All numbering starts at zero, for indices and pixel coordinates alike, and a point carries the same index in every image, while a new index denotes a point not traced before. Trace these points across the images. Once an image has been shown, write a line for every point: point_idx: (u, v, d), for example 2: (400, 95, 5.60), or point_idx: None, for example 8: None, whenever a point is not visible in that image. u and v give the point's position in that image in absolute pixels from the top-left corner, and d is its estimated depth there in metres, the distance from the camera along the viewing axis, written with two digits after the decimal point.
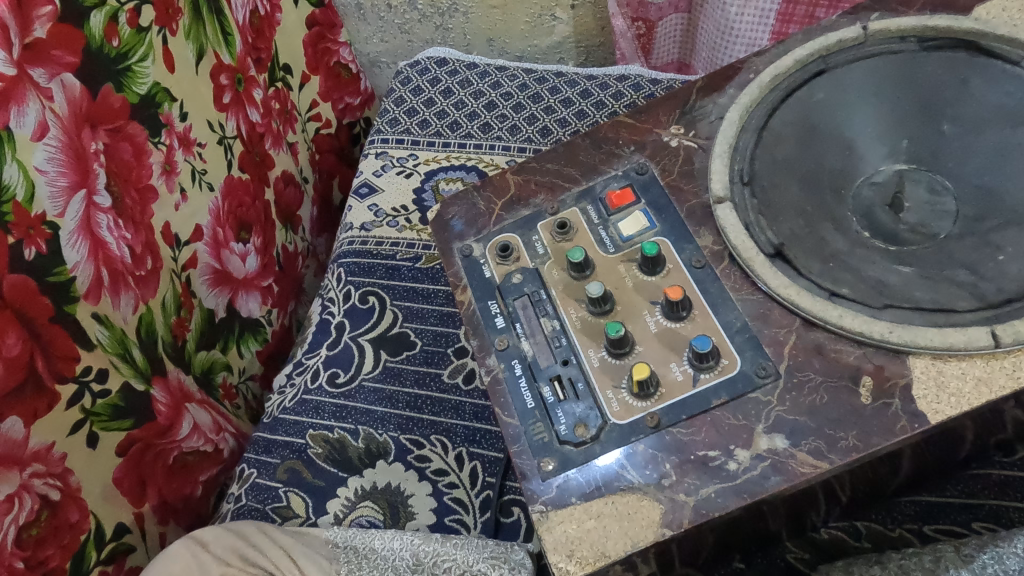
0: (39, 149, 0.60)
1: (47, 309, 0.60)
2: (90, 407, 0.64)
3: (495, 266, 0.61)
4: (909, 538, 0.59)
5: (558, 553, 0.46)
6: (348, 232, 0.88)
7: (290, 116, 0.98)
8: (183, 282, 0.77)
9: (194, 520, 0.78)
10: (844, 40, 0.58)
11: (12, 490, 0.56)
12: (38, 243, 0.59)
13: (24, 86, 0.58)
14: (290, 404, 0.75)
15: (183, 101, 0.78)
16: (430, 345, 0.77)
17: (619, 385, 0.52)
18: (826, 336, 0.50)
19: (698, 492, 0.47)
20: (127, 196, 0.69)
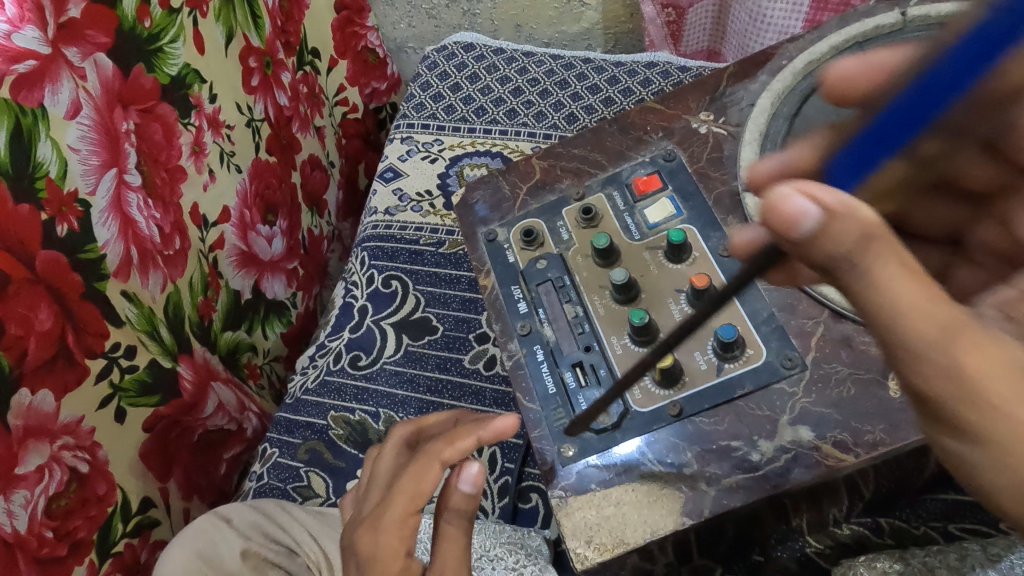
0: (73, 128, 0.60)
1: (78, 286, 0.61)
2: (119, 382, 0.65)
3: (519, 251, 0.61)
4: (933, 536, 0.58)
5: (576, 539, 0.46)
6: (372, 216, 0.88)
7: (317, 100, 0.99)
8: (210, 263, 0.78)
9: (217, 497, 0.79)
10: (881, 25, 0.57)
11: (42, 462, 0.57)
12: (70, 220, 0.60)
13: (58, 65, 0.59)
14: (312, 384, 0.76)
15: (213, 83, 0.78)
16: (452, 330, 0.77)
17: (642, 373, 0.52)
18: (854, 329, 0.49)
19: (719, 483, 0.46)
20: (156, 176, 0.70)
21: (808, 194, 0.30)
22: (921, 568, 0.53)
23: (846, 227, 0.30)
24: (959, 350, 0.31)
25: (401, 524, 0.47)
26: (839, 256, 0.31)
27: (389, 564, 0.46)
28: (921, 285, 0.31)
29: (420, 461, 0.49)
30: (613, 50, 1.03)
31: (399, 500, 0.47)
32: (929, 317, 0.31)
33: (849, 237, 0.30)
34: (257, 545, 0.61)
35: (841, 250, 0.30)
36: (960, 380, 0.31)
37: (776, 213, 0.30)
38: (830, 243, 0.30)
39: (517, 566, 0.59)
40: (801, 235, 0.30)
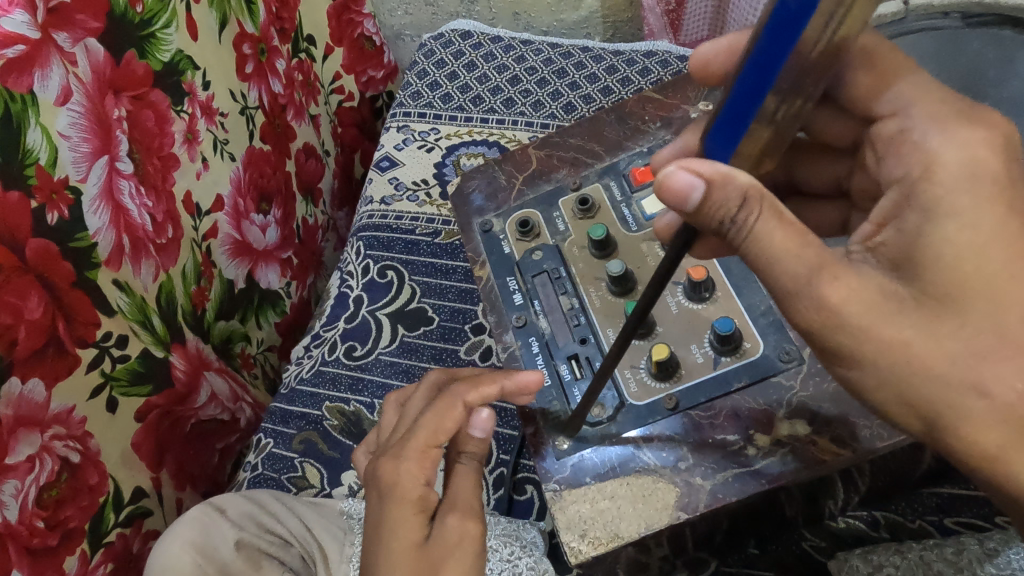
0: (63, 114, 0.60)
1: (69, 274, 0.60)
2: (111, 371, 0.64)
3: (515, 242, 0.60)
4: (929, 530, 0.58)
5: (570, 532, 0.46)
6: (367, 205, 0.87)
7: (312, 88, 0.98)
8: (203, 252, 0.78)
9: (210, 488, 0.79)
10: (883, 16, 0.56)
11: (33, 451, 0.57)
12: (60, 208, 0.59)
13: (48, 50, 0.58)
14: (306, 375, 0.76)
15: (206, 70, 0.77)
16: (448, 321, 0.76)
17: (638, 366, 0.52)
18: None
19: (715, 476, 0.46)
20: (148, 164, 0.70)
21: (691, 170, 0.35)
22: (917, 562, 0.54)
23: (729, 192, 0.34)
24: (825, 285, 0.36)
25: (423, 455, 0.48)
26: (727, 219, 0.35)
27: (409, 493, 0.46)
28: (796, 232, 0.36)
29: (448, 397, 0.49)
30: (612, 39, 1.03)
31: (424, 431, 0.48)
32: (800, 257, 0.36)
33: (733, 201, 0.35)
34: (251, 534, 0.60)
35: (725, 213, 0.35)
36: (830, 314, 0.36)
37: (667, 190, 0.35)
38: (714, 209, 0.35)
39: (512, 558, 0.58)
40: (691, 206, 0.35)
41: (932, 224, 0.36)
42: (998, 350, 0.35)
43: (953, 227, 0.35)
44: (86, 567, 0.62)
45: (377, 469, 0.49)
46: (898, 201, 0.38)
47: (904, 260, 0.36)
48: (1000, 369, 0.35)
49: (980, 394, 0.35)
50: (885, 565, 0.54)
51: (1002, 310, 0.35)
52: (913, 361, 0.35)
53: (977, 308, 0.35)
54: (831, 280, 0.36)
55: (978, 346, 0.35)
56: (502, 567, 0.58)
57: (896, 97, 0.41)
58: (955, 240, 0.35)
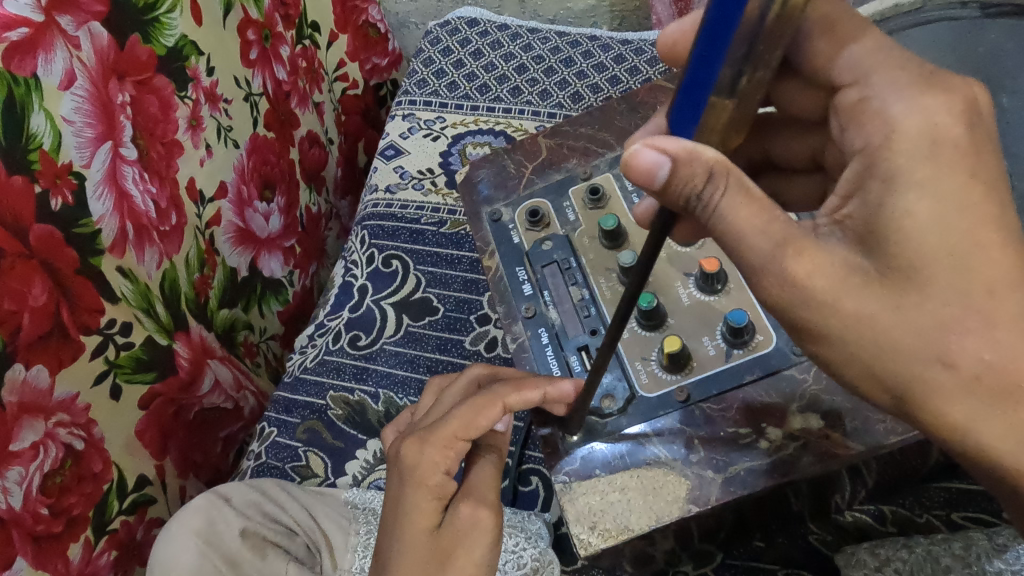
0: (66, 99, 0.59)
1: (73, 261, 0.60)
2: (115, 358, 0.64)
3: (524, 232, 0.60)
4: (936, 524, 0.58)
5: (580, 525, 0.46)
6: (372, 194, 0.87)
7: (317, 75, 0.97)
8: (207, 239, 0.77)
9: (213, 476, 0.79)
10: (900, 4, 0.56)
11: (36, 438, 0.57)
12: (64, 193, 0.59)
13: (51, 33, 0.58)
14: (310, 363, 0.75)
15: (210, 55, 0.77)
16: (453, 311, 0.76)
17: (649, 357, 0.52)
18: None
19: (727, 470, 0.46)
20: (152, 150, 0.69)
21: (658, 146, 0.33)
22: (925, 556, 0.54)
23: (694, 168, 0.32)
24: (789, 260, 0.34)
25: (448, 445, 0.47)
26: (693, 196, 0.34)
27: (428, 480, 0.46)
28: (761, 206, 0.34)
29: (487, 395, 0.48)
30: (619, 28, 1.02)
31: (454, 421, 0.47)
32: (764, 231, 0.34)
33: (699, 178, 0.33)
34: (256, 523, 0.60)
35: (692, 190, 0.33)
36: (803, 294, 0.34)
37: (634, 167, 0.33)
38: (679, 186, 0.33)
39: (517, 549, 0.58)
40: (659, 182, 0.33)
41: (895, 198, 0.33)
42: (966, 315, 0.33)
43: (914, 199, 0.33)
44: (90, 554, 0.62)
45: (399, 452, 0.48)
46: (859, 172, 0.35)
47: (867, 232, 0.34)
48: (965, 339, 0.34)
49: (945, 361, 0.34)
50: (892, 560, 0.54)
51: (993, 293, 0.33)
52: (877, 333, 0.34)
53: (969, 294, 0.33)
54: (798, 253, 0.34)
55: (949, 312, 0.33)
56: (507, 558, 0.58)
57: (854, 62, 0.37)
58: (930, 213, 0.33)
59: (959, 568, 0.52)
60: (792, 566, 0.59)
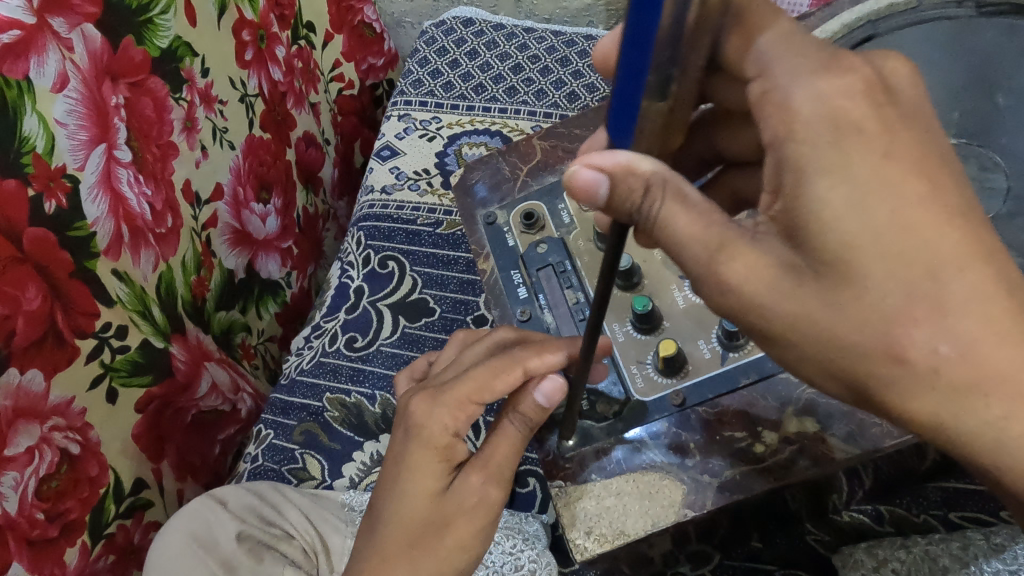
0: (60, 101, 0.59)
1: (68, 264, 0.59)
2: (110, 362, 0.64)
3: (519, 235, 0.59)
4: (934, 524, 0.58)
5: (575, 530, 0.46)
6: (368, 195, 0.87)
7: (312, 75, 0.97)
8: (203, 241, 0.77)
9: (211, 479, 0.79)
10: (895, 3, 0.55)
11: (32, 443, 0.56)
12: (58, 197, 0.58)
13: (44, 35, 0.57)
14: (306, 366, 0.75)
15: (205, 57, 0.76)
16: (449, 313, 0.76)
17: (645, 361, 0.52)
18: None
19: (723, 474, 0.46)
20: (147, 152, 0.69)
21: (594, 165, 0.34)
22: (923, 556, 0.53)
23: (631, 183, 0.33)
24: (722, 266, 0.34)
25: (460, 406, 0.47)
26: (633, 208, 0.35)
27: (434, 439, 0.47)
28: (700, 215, 0.35)
29: (509, 359, 0.48)
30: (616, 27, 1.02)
31: (469, 383, 0.48)
32: (699, 238, 0.35)
33: (636, 192, 0.34)
34: (251, 526, 0.60)
35: (631, 204, 0.34)
36: (775, 309, 0.34)
37: (576, 186, 0.35)
38: (620, 199, 0.34)
39: (515, 551, 0.58)
40: (601, 199, 0.35)
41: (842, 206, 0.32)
42: (909, 309, 0.32)
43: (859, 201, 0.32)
44: (87, 558, 0.62)
45: (410, 404, 0.49)
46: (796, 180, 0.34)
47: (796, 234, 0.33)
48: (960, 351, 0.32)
49: (897, 361, 0.33)
50: (890, 560, 0.54)
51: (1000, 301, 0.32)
52: (819, 333, 0.33)
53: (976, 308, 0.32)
54: (730, 257, 0.34)
55: (891, 308, 0.32)
56: (505, 560, 0.58)
57: (761, 54, 0.35)
58: (896, 218, 0.32)
59: (957, 568, 0.52)
60: (790, 566, 0.59)
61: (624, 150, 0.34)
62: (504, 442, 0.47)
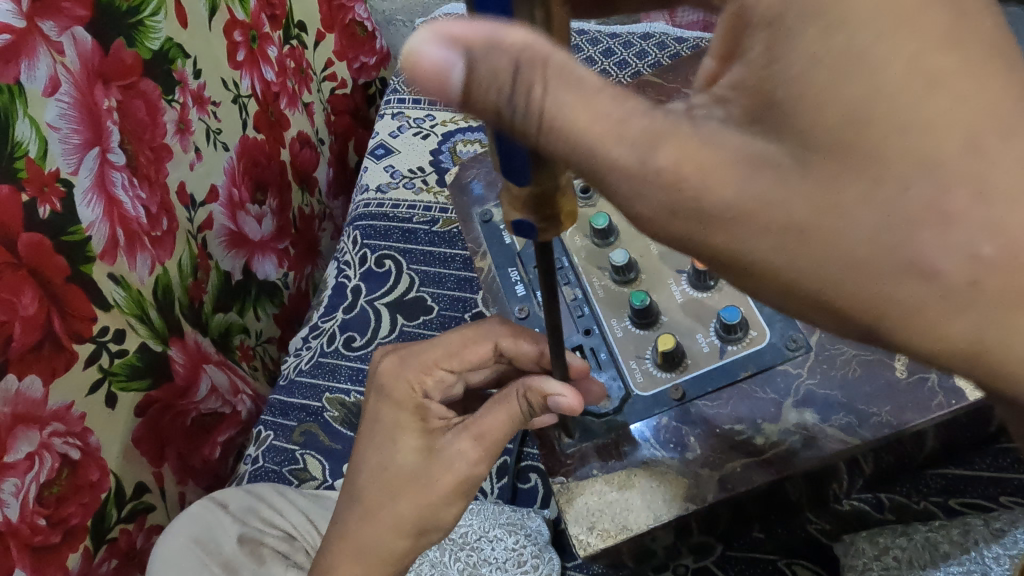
0: (51, 105, 0.58)
1: (63, 269, 0.59)
2: (108, 366, 0.64)
3: (514, 232, 0.60)
4: (934, 511, 0.59)
5: (578, 525, 0.46)
6: (364, 193, 0.87)
7: (305, 75, 0.97)
8: (200, 243, 0.77)
9: (213, 481, 0.79)
10: None
11: (32, 449, 0.56)
12: (52, 201, 0.58)
13: (34, 39, 0.57)
14: (306, 365, 0.75)
15: (197, 58, 0.76)
16: (447, 310, 0.75)
17: (643, 356, 0.53)
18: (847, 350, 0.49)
19: (724, 467, 0.47)
20: (141, 155, 0.68)
21: (437, 37, 0.23)
22: (925, 543, 0.54)
23: (500, 61, 0.23)
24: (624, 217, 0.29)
25: (427, 369, 0.51)
26: (508, 112, 0.24)
27: (404, 399, 0.50)
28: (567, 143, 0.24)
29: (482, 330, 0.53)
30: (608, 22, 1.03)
31: (438, 348, 0.52)
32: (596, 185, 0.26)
33: (506, 80, 0.23)
34: (254, 529, 0.60)
35: (505, 97, 0.24)
36: None
37: (418, 74, 0.23)
38: (488, 88, 0.24)
39: (517, 547, 0.59)
40: (449, 89, 0.23)
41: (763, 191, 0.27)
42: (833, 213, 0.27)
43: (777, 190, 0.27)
44: (90, 563, 0.61)
45: (381, 365, 0.53)
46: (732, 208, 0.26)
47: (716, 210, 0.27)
48: None
49: None
50: (891, 548, 0.54)
51: None
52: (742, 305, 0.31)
53: None
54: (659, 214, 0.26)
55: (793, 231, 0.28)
56: (507, 556, 0.59)
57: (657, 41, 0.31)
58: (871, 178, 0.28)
59: (958, 554, 0.52)
60: (791, 555, 0.59)
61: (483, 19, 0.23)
62: (501, 408, 0.47)
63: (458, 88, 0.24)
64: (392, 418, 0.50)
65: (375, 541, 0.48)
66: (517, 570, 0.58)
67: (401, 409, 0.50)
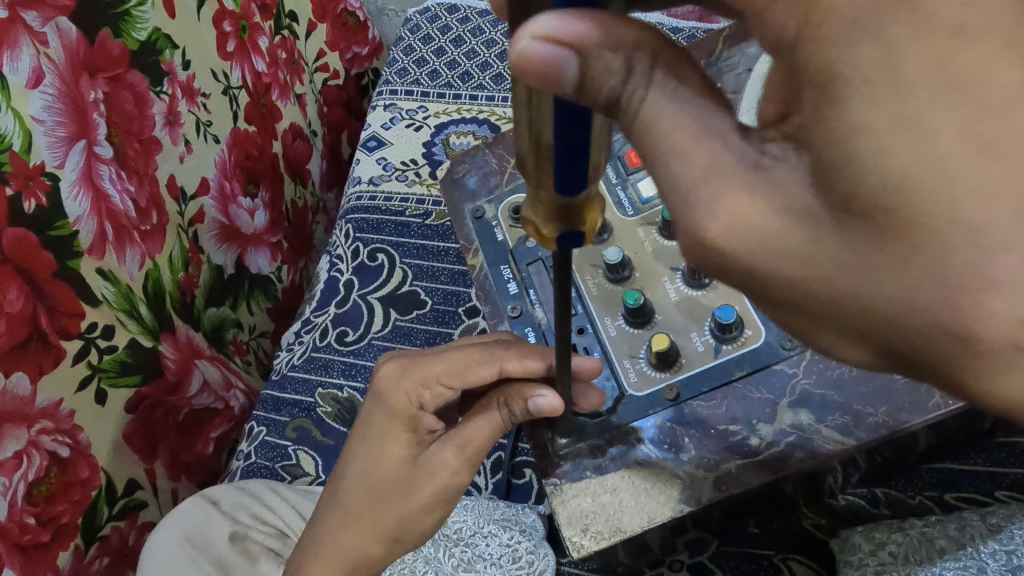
0: (35, 98, 0.57)
1: (50, 264, 0.58)
2: (98, 363, 0.63)
3: (508, 229, 0.59)
4: (929, 506, 0.58)
5: (571, 528, 0.46)
6: (356, 186, 0.86)
7: (297, 66, 0.95)
8: (191, 238, 0.76)
9: (206, 478, 0.78)
10: None
11: (20, 448, 0.55)
12: (38, 195, 0.57)
13: (16, 29, 0.56)
14: (298, 361, 0.74)
15: (185, 49, 0.75)
16: (441, 304, 0.75)
17: (637, 356, 0.52)
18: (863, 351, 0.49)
19: (718, 467, 0.46)
20: (129, 148, 0.67)
21: (551, 31, 0.24)
22: (920, 539, 0.53)
23: (614, 47, 0.25)
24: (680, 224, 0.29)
25: (426, 384, 0.49)
26: (615, 103, 0.26)
27: (399, 408, 0.49)
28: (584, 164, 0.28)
29: (489, 352, 0.49)
30: None
31: (441, 364, 0.49)
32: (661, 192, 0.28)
33: (619, 67, 0.26)
34: (246, 527, 0.60)
35: (616, 88, 0.26)
36: None
37: (529, 69, 0.25)
38: (595, 86, 0.26)
39: (512, 542, 0.58)
40: (562, 81, 0.25)
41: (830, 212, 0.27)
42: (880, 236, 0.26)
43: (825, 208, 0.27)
44: (81, 561, 0.61)
45: (381, 370, 0.52)
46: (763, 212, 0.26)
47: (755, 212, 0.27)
48: None
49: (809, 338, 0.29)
50: (887, 544, 0.54)
51: None
52: None
53: None
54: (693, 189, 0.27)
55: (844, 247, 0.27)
56: (502, 552, 0.58)
57: None
58: None
59: (954, 549, 0.52)
60: (786, 550, 0.58)
61: (592, 10, 0.25)
62: (483, 420, 0.47)
63: (569, 81, 0.25)
64: (382, 423, 0.50)
65: (365, 540, 0.48)
66: (512, 566, 0.57)
67: (393, 415, 0.49)
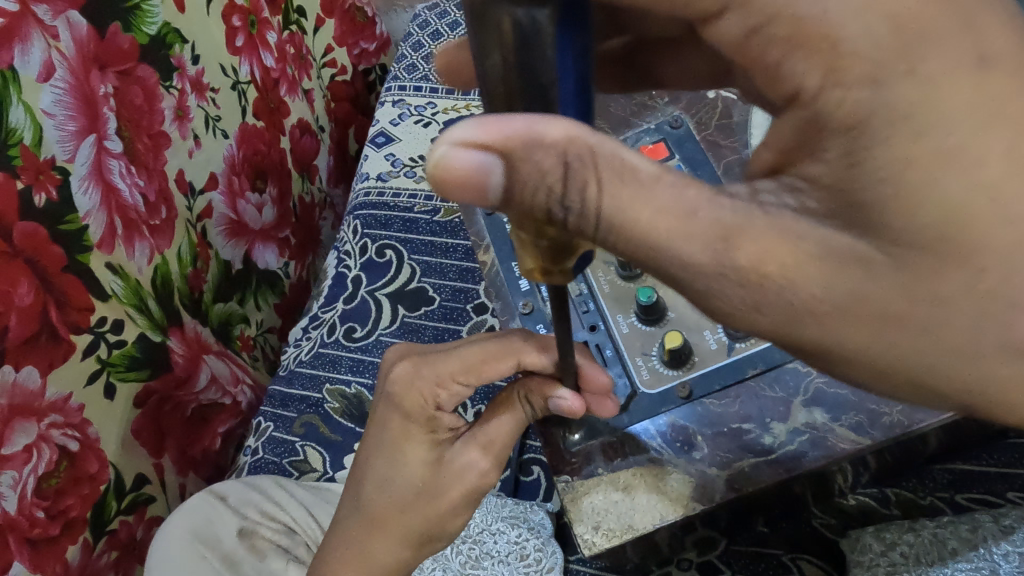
0: (46, 91, 0.57)
1: (59, 258, 0.58)
2: (107, 357, 0.63)
3: None
4: (940, 506, 0.58)
5: (583, 525, 0.46)
6: (364, 182, 0.85)
7: (305, 62, 0.95)
8: (199, 233, 0.76)
9: (214, 473, 0.78)
10: None
11: (30, 441, 0.55)
12: (48, 189, 0.57)
13: (27, 23, 0.56)
14: (306, 357, 0.74)
15: (195, 43, 0.75)
16: (449, 301, 0.74)
17: (650, 353, 0.52)
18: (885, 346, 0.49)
19: (731, 466, 0.46)
20: (138, 142, 0.67)
21: (468, 142, 0.26)
22: (932, 540, 0.53)
23: (545, 153, 0.26)
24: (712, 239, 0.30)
25: (441, 382, 0.48)
26: (558, 198, 0.28)
27: (413, 408, 0.48)
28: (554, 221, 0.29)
29: (503, 345, 0.48)
30: None
31: (455, 361, 0.48)
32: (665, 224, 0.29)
33: (554, 169, 0.27)
34: (254, 523, 0.60)
35: (552, 190, 0.28)
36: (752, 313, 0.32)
37: (453, 180, 0.27)
38: (528, 185, 0.28)
39: (520, 540, 0.58)
40: (487, 188, 0.27)
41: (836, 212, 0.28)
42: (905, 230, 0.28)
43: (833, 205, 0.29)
44: (89, 555, 0.61)
45: (394, 370, 0.50)
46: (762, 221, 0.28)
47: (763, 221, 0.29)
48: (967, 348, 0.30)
49: None
50: (898, 544, 0.53)
51: None
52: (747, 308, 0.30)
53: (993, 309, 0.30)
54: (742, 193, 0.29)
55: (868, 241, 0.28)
56: (510, 549, 0.58)
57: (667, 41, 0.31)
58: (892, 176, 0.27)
59: (966, 551, 0.52)
60: (796, 550, 0.58)
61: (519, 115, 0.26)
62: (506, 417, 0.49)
63: (498, 185, 0.27)
64: (398, 428, 0.49)
65: (393, 538, 0.48)
66: (520, 563, 0.57)
67: (410, 418, 0.48)
